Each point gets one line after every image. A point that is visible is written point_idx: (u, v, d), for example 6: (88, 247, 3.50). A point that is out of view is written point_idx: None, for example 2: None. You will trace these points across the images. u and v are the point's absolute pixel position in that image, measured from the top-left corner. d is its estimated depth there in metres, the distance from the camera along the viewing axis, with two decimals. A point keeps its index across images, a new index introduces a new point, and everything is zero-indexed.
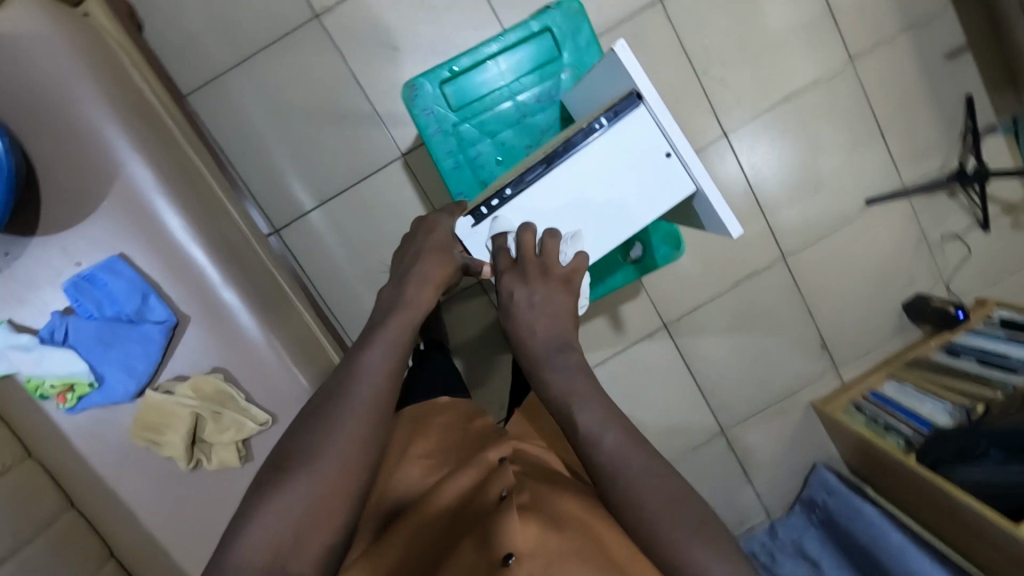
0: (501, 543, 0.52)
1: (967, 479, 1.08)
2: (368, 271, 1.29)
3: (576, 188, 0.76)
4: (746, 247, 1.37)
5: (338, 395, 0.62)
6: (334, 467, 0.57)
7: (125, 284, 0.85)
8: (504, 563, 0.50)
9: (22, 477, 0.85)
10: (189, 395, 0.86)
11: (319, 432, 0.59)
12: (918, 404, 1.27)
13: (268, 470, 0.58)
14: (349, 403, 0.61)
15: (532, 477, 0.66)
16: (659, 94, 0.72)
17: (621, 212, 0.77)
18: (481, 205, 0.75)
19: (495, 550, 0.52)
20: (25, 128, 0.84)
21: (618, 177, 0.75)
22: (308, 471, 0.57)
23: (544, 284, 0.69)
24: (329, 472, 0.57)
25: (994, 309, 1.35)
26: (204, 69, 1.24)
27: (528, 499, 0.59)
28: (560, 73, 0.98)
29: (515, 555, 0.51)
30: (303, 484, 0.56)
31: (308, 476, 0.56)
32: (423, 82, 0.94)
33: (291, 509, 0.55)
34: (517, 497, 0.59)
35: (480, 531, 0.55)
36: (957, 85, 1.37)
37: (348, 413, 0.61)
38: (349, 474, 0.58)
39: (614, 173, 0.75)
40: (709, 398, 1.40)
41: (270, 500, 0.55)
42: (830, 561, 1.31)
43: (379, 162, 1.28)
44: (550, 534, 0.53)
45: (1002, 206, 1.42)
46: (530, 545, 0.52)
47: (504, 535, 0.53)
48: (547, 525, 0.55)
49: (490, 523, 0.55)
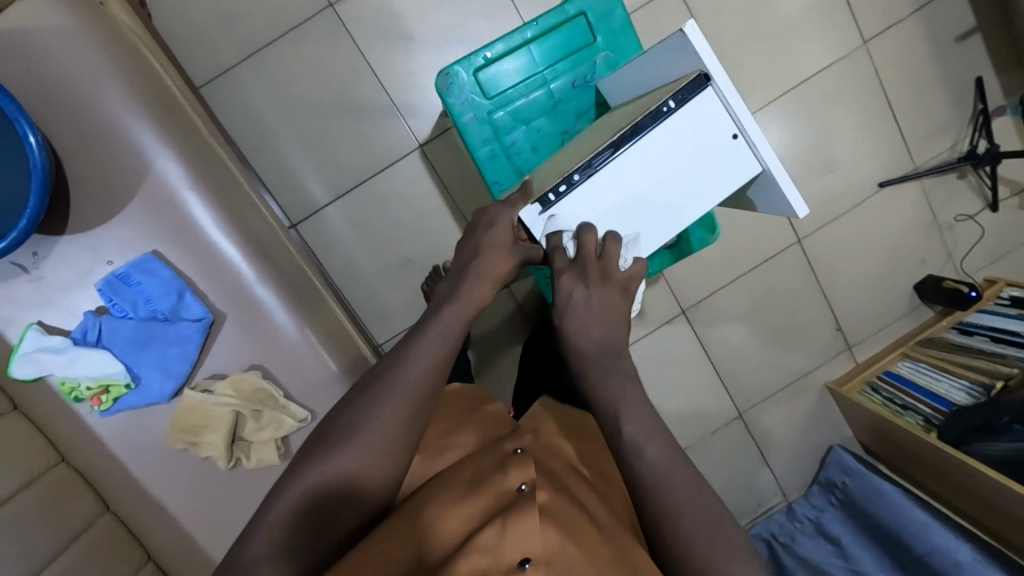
0: (512, 546, 0.49)
1: (991, 453, 1.10)
2: (387, 265, 1.25)
3: (627, 189, 0.72)
4: (763, 232, 1.38)
5: (385, 378, 0.60)
6: (369, 452, 0.56)
7: (160, 283, 0.85)
8: (519, 567, 0.47)
9: (58, 484, 0.81)
10: (229, 393, 0.85)
11: (359, 413, 0.58)
12: (935, 383, 1.29)
13: (311, 443, 0.58)
14: (393, 388, 0.59)
15: (550, 478, 0.62)
16: (729, 76, 0.69)
17: (681, 213, 0.75)
18: (549, 192, 0.70)
19: (504, 555, 0.49)
20: (52, 125, 0.82)
21: (685, 173, 0.72)
22: (344, 452, 0.56)
23: (601, 288, 0.65)
24: (363, 458, 0.56)
25: (1004, 288, 1.36)
26: (213, 62, 1.19)
27: (549, 500, 0.55)
28: (595, 57, 0.97)
29: (532, 562, 0.48)
30: (334, 464, 0.56)
31: (342, 457, 0.56)
32: (458, 70, 0.94)
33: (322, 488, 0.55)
34: (538, 495, 0.56)
35: (493, 526, 0.51)
36: (967, 66, 1.39)
37: (389, 399, 0.59)
38: (383, 461, 0.57)
39: (683, 175, 0.72)
40: (727, 383, 1.41)
41: (304, 474, 0.55)
42: (850, 539, 1.33)
43: (396, 153, 1.24)
44: (567, 542, 0.50)
45: (1011, 186, 1.44)
46: (546, 551, 0.49)
47: (518, 536, 0.49)
48: (564, 532, 0.51)
49: (505, 522, 0.51)
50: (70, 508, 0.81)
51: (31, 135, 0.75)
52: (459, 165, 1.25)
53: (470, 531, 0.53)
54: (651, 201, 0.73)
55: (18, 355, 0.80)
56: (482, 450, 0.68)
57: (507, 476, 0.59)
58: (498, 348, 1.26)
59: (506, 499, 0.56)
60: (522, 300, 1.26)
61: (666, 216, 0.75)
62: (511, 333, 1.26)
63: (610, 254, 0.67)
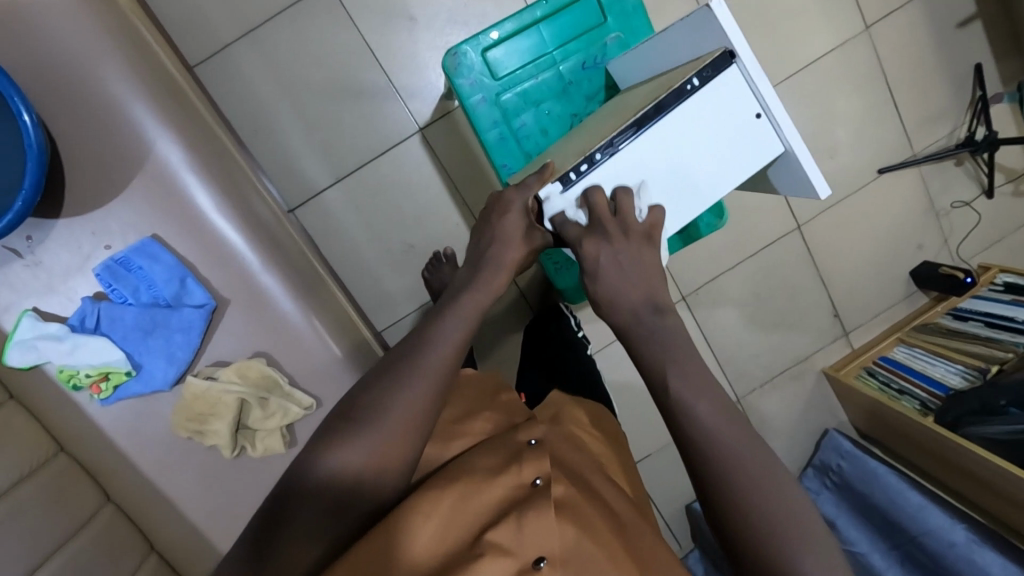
0: (530, 546, 0.51)
1: (985, 435, 1.12)
2: (388, 251, 1.23)
3: (643, 165, 0.68)
4: (764, 218, 1.38)
5: (411, 352, 0.58)
6: (396, 431, 0.54)
7: (164, 268, 0.83)
8: (534, 566, 0.49)
9: (59, 476, 0.79)
10: (234, 380, 0.83)
11: (385, 390, 0.56)
12: (930, 367, 1.31)
13: (335, 419, 0.56)
14: (419, 363, 0.58)
15: (565, 469, 0.63)
16: (754, 54, 0.67)
17: (701, 187, 0.71)
18: (570, 171, 0.66)
19: (523, 551, 0.51)
20: (48, 104, 0.79)
21: (706, 152, 0.69)
22: (368, 430, 0.54)
23: (630, 247, 0.63)
24: (392, 435, 0.54)
25: (998, 274, 1.38)
26: (208, 40, 1.15)
27: (564, 494, 0.57)
28: (606, 37, 0.96)
29: (548, 560, 0.50)
30: (361, 442, 0.53)
31: (368, 436, 0.53)
32: (466, 49, 0.93)
33: (352, 460, 0.53)
34: (554, 486, 0.58)
35: (512, 522, 0.53)
36: (967, 53, 1.39)
37: (416, 372, 0.57)
38: (409, 441, 0.55)
39: (704, 153, 0.69)
40: (726, 368, 1.42)
41: (331, 450, 0.53)
42: (845, 521, 1.35)
43: (396, 136, 1.21)
44: (583, 536, 0.52)
45: (1007, 173, 1.45)
46: (563, 548, 0.51)
47: (534, 535, 0.51)
48: (580, 526, 0.53)
49: (523, 516, 0.53)
50: (72, 499, 0.79)
51: (26, 114, 0.72)
52: (460, 149, 1.23)
53: (486, 524, 0.54)
54: (668, 176, 0.69)
55: (14, 342, 0.78)
56: (497, 436, 0.69)
57: (523, 467, 0.60)
58: (500, 335, 1.25)
59: (521, 493, 0.57)
60: (524, 287, 1.25)
61: (684, 190, 0.71)
62: (513, 320, 1.25)
63: (625, 206, 0.65)
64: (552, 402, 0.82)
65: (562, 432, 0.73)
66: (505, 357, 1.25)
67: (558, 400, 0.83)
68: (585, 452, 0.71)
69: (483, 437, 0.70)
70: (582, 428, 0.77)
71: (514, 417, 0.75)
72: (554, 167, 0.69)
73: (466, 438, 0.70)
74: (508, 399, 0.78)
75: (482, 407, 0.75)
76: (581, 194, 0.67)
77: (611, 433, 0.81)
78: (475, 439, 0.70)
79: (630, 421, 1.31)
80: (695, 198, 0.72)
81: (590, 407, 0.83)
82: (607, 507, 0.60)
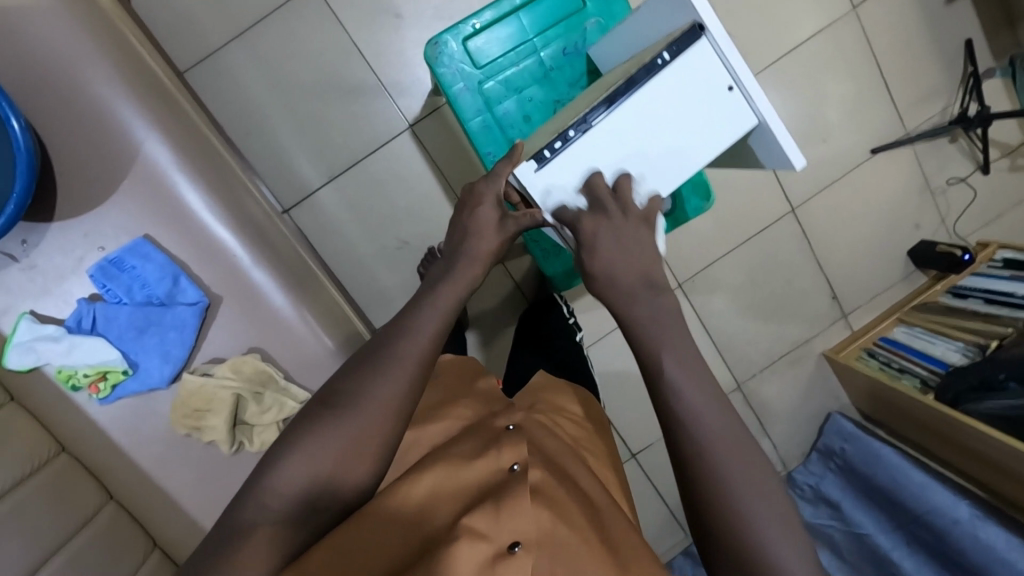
0: (506, 530, 0.51)
1: (985, 411, 1.11)
2: (381, 247, 1.24)
3: (621, 142, 0.69)
4: (758, 201, 1.38)
5: (391, 343, 0.58)
6: (377, 417, 0.55)
7: (156, 266, 0.84)
8: (509, 551, 0.49)
9: (60, 473, 0.81)
10: (230, 376, 0.85)
11: (364, 378, 0.56)
12: (929, 346, 1.30)
13: (315, 404, 0.56)
14: (400, 354, 0.57)
15: (542, 453, 0.64)
16: (723, 26, 0.68)
17: (681, 161, 0.72)
18: (544, 148, 0.68)
19: (497, 535, 0.51)
20: (36, 111, 0.81)
21: (682, 127, 0.70)
22: (350, 418, 0.54)
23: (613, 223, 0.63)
24: (369, 427, 0.54)
25: (997, 250, 1.37)
26: (199, 44, 1.17)
27: (541, 479, 0.59)
28: (586, 23, 0.97)
29: (521, 545, 0.50)
30: (346, 428, 0.53)
31: (350, 424, 0.54)
32: (447, 39, 0.94)
33: (333, 450, 0.53)
34: (532, 470, 0.59)
35: (488, 505, 0.53)
36: (957, 28, 1.38)
37: (396, 365, 0.57)
38: (390, 427, 0.55)
39: (679, 128, 0.70)
40: (725, 354, 1.41)
41: (313, 437, 0.53)
42: (849, 503, 1.34)
43: (386, 134, 1.22)
44: (558, 520, 0.54)
45: (1001, 148, 1.44)
46: (536, 533, 0.51)
47: (510, 521, 0.51)
48: (555, 509, 0.55)
49: (500, 503, 0.53)
50: (74, 498, 0.81)
51: (15, 119, 0.74)
52: (450, 143, 1.24)
53: (462, 509, 0.55)
54: (652, 153, 0.71)
55: (14, 344, 0.80)
56: (474, 424, 0.70)
57: (501, 453, 0.61)
58: (496, 328, 1.26)
59: (499, 477, 0.58)
60: (520, 279, 1.25)
61: (665, 164, 0.71)
62: (509, 313, 1.26)
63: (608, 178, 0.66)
64: (529, 389, 0.83)
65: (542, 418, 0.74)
66: (502, 349, 1.26)
67: (541, 386, 0.84)
68: (560, 435, 0.72)
69: (462, 424, 0.71)
70: (563, 414, 0.79)
71: (490, 406, 0.76)
72: (522, 148, 0.68)
73: (446, 421, 0.71)
74: (490, 389, 0.80)
75: (461, 396, 0.76)
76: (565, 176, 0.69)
77: (594, 419, 0.83)
78: (457, 424, 0.71)
79: (630, 412, 1.31)
80: (672, 169, 0.72)
81: (572, 391, 0.86)
82: (582, 493, 0.61)
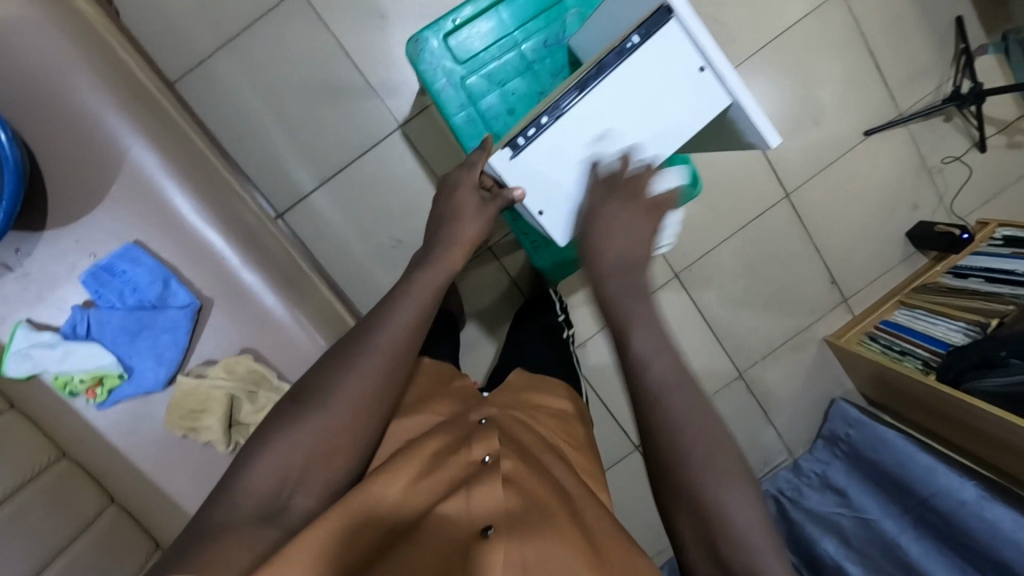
0: (478, 516, 0.53)
1: (986, 388, 1.10)
2: (374, 247, 1.25)
3: (594, 123, 0.71)
4: (751, 187, 1.37)
5: (364, 341, 0.60)
6: (347, 413, 0.57)
7: (146, 271, 0.86)
8: (482, 535, 0.50)
9: (60, 478, 0.82)
10: (223, 376, 0.86)
11: (335, 375, 0.58)
12: (931, 327, 1.29)
13: (292, 401, 0.57)
14: (367, 352, 0.59)
15: (515, 445, 0.65)
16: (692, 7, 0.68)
17: (655, 142, 0.72)
18: (518, 135, 0.69)
19: (470, 524, 0.52)
20: (26, 120, 0.83)
21: (654, 108, 0.71)
22: (320, 415, 0.56)
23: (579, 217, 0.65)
24: (338, 417, 0.57)
25: (997, 228, 1.34)
26: (189, 52, 1.18)
27: (512, 468, 0.60)
28: (566, 14, 0.97)
29: (495, 528, 0.51)
30: (313, 421, 0.56)
31: (320, 419, 0.56)
32: (427, 36, 0.94)
33: (304, 445, 0.55)
34: (505, 462, 0.60)
35: (460, 497, 0.55)
36: (947, 6, 1.37)
37: (369, 359, 0.59)
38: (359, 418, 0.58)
39: (649, 108, 0.71)
40: (725, 342, 1.40)
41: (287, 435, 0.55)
42: (856, 489, 1.32)
43: (375, 134, 1.23)
44: (530, 510, 0.54)
45: (998, 125, 1.43)
46: (507, 520, 0.52)
47: (483, 511, 0.53)
48: (525, 500, 0.56)
49: (472, 492, 0.55)
50: (74, 501, 0.82)
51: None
52: (439, 141, 1.24)
53: (436, 502, 0.57)
54: (626, 131, 0.71)
55: (11, 352, 0.81)
56: (450, 419, 0.70)
57: (472, 446, 0.62)
58: (492, 325, 1.26)
59: (470, 469, 0.60)
60: (516, 275, 1.25)
61: (641, 144, 0.72)
62: (503, 310, 1.26)
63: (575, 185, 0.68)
64: (509, 389, 0.83)
65: (516, 415, 0.74)
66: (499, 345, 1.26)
67: (521, 384, 0.85)
68: (536, 429, 0.74)
69: (442, 419, 0.71)
70: (541, 411, 0.79)
71: (470, 402, 0.77)
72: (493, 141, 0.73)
73: (427, 415, 0.71)
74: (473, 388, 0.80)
75: (444, 393, 0.77)
76: (541, 161, 0.70)
77: (573, 417, 0.82)
78: (436, 419, 0.71)
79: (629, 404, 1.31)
80: (651, 144, 0.72)
81: (549, 387, 0.87)
82: (556, 483, 0.61)
